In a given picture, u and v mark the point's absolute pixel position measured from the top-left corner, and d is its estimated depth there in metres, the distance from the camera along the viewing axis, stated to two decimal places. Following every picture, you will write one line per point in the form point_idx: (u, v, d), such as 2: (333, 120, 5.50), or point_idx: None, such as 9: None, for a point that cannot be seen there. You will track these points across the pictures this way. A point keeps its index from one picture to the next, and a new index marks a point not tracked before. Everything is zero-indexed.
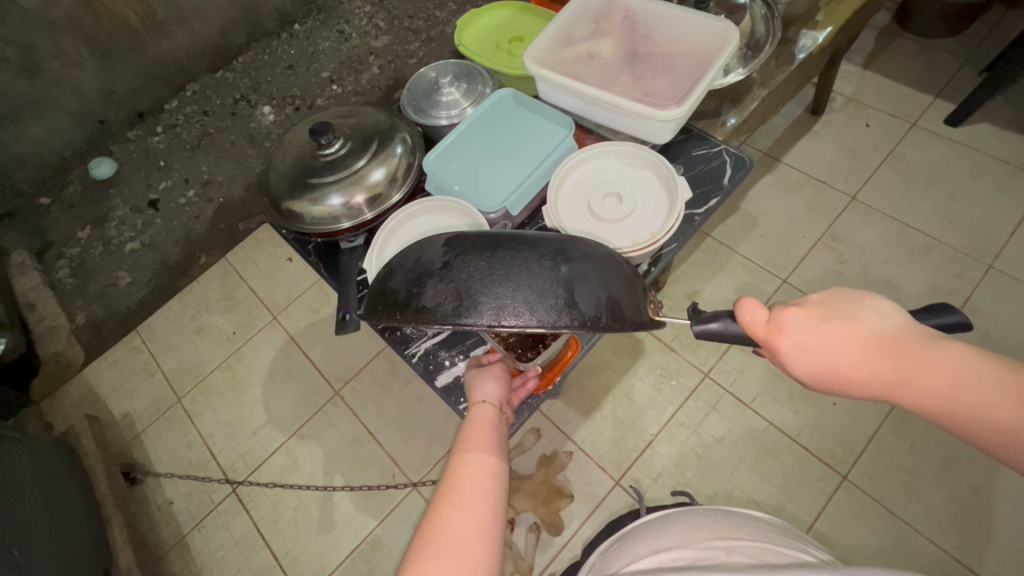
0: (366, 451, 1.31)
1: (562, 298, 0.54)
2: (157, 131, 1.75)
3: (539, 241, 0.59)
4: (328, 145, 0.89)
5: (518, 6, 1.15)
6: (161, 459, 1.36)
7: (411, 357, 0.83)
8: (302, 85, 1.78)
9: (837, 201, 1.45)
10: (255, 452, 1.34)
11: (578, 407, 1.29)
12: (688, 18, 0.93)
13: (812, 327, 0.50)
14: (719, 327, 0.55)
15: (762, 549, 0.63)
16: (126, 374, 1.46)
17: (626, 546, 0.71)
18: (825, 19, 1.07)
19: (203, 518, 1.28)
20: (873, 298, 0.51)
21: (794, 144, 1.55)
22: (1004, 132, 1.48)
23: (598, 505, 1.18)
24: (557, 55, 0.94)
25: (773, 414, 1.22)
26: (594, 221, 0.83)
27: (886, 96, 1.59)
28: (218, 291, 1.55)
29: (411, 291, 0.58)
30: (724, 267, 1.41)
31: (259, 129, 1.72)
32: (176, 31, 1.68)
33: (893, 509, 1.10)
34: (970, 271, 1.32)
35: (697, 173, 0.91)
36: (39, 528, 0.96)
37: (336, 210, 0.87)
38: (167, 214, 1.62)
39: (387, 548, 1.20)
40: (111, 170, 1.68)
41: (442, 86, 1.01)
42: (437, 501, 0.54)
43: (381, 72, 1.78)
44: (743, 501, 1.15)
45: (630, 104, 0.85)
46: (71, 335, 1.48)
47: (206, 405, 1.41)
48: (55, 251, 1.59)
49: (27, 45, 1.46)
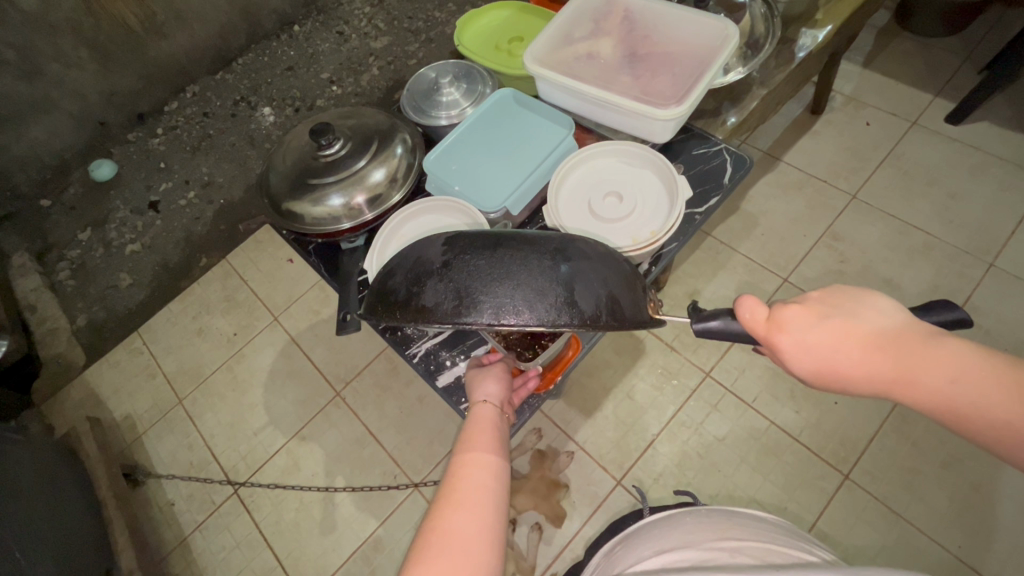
0: (367, 451, 1.31)
1: (562, 297, 0.54)
2: (157, 133, 1.75)
3: (538, 240, 0.59)
4: (328, 146, 0.89)
5: (518, 6, 1.15)
6: (162, 460, 1.36)
7: (411, 358, 0.83)
8: (302, 87, 1.78)
9: (837, 200, 1.45)
10: (256, 453, 1.34)
11: (579, 407, 1.29)
12: (687, 17, 0.93)
13: (812, 325, 0.50)
14: (719, 325, 0.55)
15: (766, 550, 0.63)
16: (126, 376, 1.46)
17: (629, 547, 0.71)
18: (825, 18, 1.07)
19: (205, 519, 1.28)
20: (873, 295, 0.51)
21: (794, 143, 1.55)
22: (1004, 130, 1.48)
23: (600, 505, 1.18)
24: (557, 55, 0.94)
25: (774, 414, 1.22)
26: (595, 220, 0.83)
27: (885, 95, 1.59)
28: (219, 292, 1.55)
29: (411, 291, 0.58)
30: (724, 266, 1.41)
31: (259, 130, 1.72)
32: (175, 33, 1.68)
33: (895, 509, 1.10)
34: (971, 270, 1.32)
35: (697, 172, 0.91)
36: (40, 529, 0.96)
37: (336, 210, 0.87)
38: (167, 215, 1.62)
39: (389, 549, 1.20)
40: (111, 172, 1.68)
41: (442, 86, 1.00)
42: (438, 501, 0.54)
43: (381, 74, 1.78)
44: (745, 501, 1.15)
45: (630, 104, 0.85)
46: (72, 337, 1.48)
47: (207, 406, 1.41)
48: (56, 253, 1.59)
49: (26, 47, 1.46)
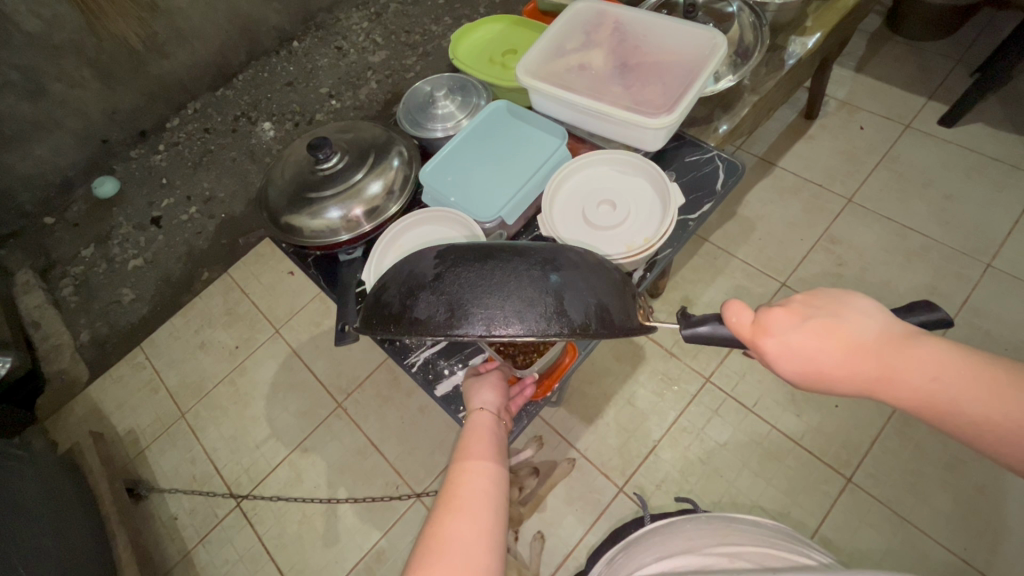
0: (369, 462, 1.32)
1: (551, 307, 0.55)
2: (160, 149, 1.78)
3: (528, 251, 0.59)
4: (326, 160, 0.91)
5: (510, 19, 1.17)
6: (165, 475, 1.36)
7: (410, 366, 0.84)
8: (302, 102, 1.80)
9: (834, 204, 1.46)
10: (259, 466, 1.35)
11: (580, 415, 1.29)
12: (676, 27, 0.95)
13: (795, 327, 0.51)
14: (708, 329, 0.55)
15: (764, 554, 0.63)
16: (129, 391, 1.47)
17: (631, 555, 0.72)
18: (815, 24, 1.08)
19: (208, 533, 1.28)
20: (854, 297, 0.51)
21: (789, 148, 1.57)
22: (999, 131, 1.49)
23: (603, 512, 1.17)
24: (549, 67, 0.96)
25: (775, 418, 1.22)
26: (589, 229, 0.84)
27: (879, 99, 1.60)
28: (220, 305, 1.56)
29: (404, 303, 0.58)
30: (722, 271, 1.41)
31: (259, 145, 1.75)
32: (177, 52, 1.71)
33: (898, 512, 1.10)
34: (969, 271, 1.32)
35: (690, 179, 0.92)
36: (45, 544, 0.96)
37: (335, 223, 0.88)
38: (169, 230, 1.65)
39: (391, 559, 1.20)
40: (114, 189, 1.72)
41: (437, 99, 1.03)
42: (438, 507, 0.55)
43: (379, 87, 1.81)
44: (747, 506, 1.15)
45: (620, 114, 0.86)
46: (76, 353, 1.49)
47: (210, 420, 1.42)
48: (59, 270, 1.61)
49: (31, 68, 1.49)
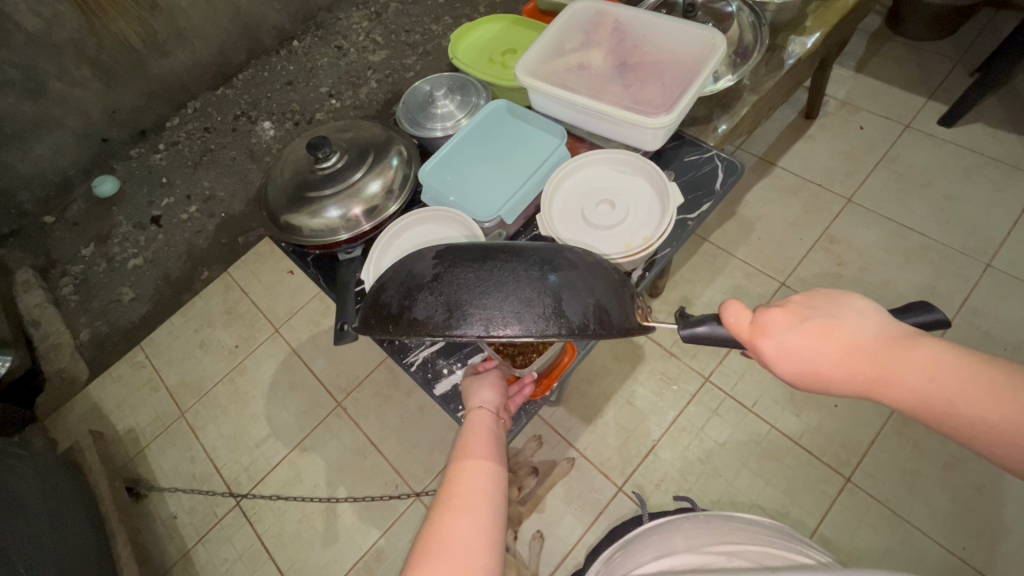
0: (368, 461, 1.32)
1: (550, 307, 0.55)
2: (159, 148, 1.78)
3: (527, 251, 0.59)
4: (325, 159, 0.91)
5: (510, 18, 1.17)
6: (164, 473, 1.36)
7: (409, 365, 0.84)
8: (302, 101, 1.81)
9: (833, 203, 1.46)
10: (258, 465, 1.35)
11: (579, 414, 1.30)
12: (675, 27, 0.95)
13: (793, 328, 0.51)
14: (706, 330, 0.54)
15: (762, 553, 0.63)
16: (128, 389, 1.47)
17: (630, 554, 0.72)
18: (814, 24, 1.08)
19: (207, 532, 1.28)
20: (852, 297, 0.51)
21: (789, 148, 1.56)
22: (999, 132, 1.49)
23: (603, 512, 1.18)
24: (548, 67, 0.96)
25: (774, 418, 1.22)
26: (589, 228, 0.84)
27: (879, 99, 1.60)
28: (220, 304, 1.56)
29: (403, 304, 0.58)
30: (722, 270, 1.41)
31: (259, 144, 1.75)
32: (177, 51, 1.71)
33: (896, 511, 1.10)
34: (968, 271, 1.32)
35: (689, 178, 0.92)
36: (44, 541, 0.96)
37: (334, 222, 0.88)
38: (169, 230, 1.65)
39: (390, 559, 1.20)
40: (113, 188, 1.72)
41: (436, 99, 1.03)
42: (437, 506, 0.55)
43: (379, 86, 1.81)
44: (746, 506, 1.15)
45: (619, 113, 0.86)
46: (75, 352, 1.49)
47: (209, 419, 1.42)
48: (59, 268, 1.61)
49: (31, 67, 1.49)
